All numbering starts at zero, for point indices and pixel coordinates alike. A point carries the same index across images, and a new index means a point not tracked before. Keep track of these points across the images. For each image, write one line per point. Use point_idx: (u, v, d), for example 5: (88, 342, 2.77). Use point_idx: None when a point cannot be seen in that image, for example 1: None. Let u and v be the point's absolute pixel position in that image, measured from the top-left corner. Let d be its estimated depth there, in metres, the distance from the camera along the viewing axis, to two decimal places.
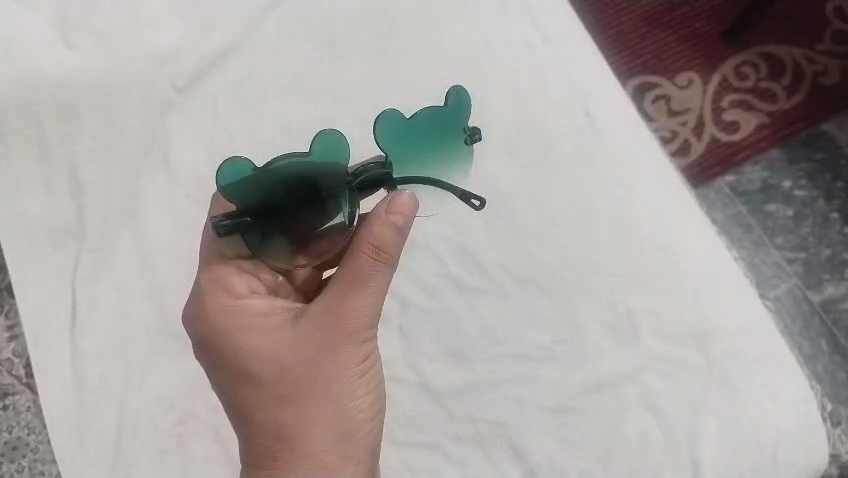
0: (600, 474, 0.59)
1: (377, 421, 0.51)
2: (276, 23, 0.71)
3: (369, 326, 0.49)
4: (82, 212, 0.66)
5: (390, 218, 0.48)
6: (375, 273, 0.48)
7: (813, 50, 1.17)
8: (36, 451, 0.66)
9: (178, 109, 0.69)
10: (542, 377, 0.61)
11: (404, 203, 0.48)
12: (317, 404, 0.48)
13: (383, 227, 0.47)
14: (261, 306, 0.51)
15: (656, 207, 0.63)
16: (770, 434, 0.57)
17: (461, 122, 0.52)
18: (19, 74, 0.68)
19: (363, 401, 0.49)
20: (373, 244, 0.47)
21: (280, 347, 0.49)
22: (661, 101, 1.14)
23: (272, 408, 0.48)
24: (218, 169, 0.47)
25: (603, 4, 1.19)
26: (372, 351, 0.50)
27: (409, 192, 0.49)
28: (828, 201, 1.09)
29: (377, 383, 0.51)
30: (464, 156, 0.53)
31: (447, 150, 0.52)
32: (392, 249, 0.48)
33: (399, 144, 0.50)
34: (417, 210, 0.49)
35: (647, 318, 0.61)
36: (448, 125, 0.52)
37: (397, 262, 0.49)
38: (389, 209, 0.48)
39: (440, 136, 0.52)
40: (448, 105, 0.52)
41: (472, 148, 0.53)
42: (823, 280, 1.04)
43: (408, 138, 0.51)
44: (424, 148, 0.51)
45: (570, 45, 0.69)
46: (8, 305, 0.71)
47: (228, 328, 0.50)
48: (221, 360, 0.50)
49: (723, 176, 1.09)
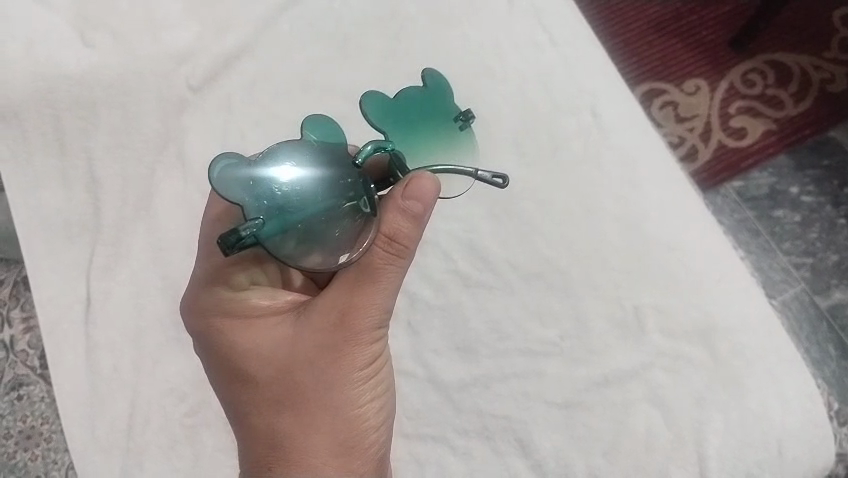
0: (606, 469, 0.58)
1: (382, 430, 0.51)
2: (289, 23, 0.72)
3: (376, 328, 0.49)
4: (97, 206, 0.66)
5: (406, 205, 0.47)
6: (386, 268, 0.48)
7: (820, 57, 1.17)
8: (49, 440, 0.66)
9: (192, 107, 0.70)
10: (548, 372, 0.61)
11: (425, 187, 0.47)
12: (318, 410, 0.48)
13: (398, 215, 0.47)
14: (262, 300, 0.52)
15: (662, 205, 0.63)
16: (776, 431, 0.57)
17: (444, 96, 0.57)
18: (40, 69, 0.68)
19: (367, 408, 0.49)
20: (386, 236, 0.47)
21: (281, 346, 0.49)
22: (669, 107, 1.14)
23: (272, 412, 0.48)
24: (210, 169, 0.44)
25: (612, 11, 1.19)
26: (378, 356, 0.50)
27: (431, 174, 0.48)
28: (836, 207, 1.09)
29: (382, 389, 0.51)
30: (459, 128, 0.56)
31: (442, 121, 0.56)
32: (405, 240, 0.47)
33: (394, 113, 0.54)
34: (438, 196, 0.48)
35: (655, 316, 0.61)
36: (439, 108, 0.56)
37: (409, 256, 0.48)
38: (405, 193, 0.47)
39: (432, 118, 0.55)
40: (427, 84, 0.57)
41: (467, 124, 0.56)
42: (831, 285, 1.03)
43: (401, 108, 0.55)
44: (420, 117, 0.55)
45: (579, 46, 0.69)
46: (23, 298, 0.72)
47: (230, 323, 0.51)
48: (221, 358, 0.51)
49: (730, 181, 1.09)
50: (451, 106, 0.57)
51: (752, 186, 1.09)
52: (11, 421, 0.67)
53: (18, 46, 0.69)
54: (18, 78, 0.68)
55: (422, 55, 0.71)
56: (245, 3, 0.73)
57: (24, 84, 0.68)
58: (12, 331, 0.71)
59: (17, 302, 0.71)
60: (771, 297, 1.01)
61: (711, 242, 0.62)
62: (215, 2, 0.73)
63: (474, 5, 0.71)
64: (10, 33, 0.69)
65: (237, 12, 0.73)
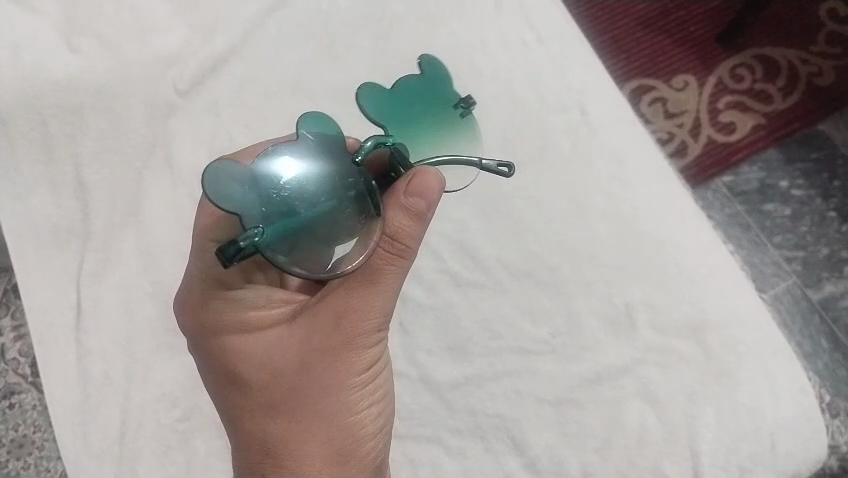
0: (601, 465, 0.59)
1: (379, 436, 0.51)
2: (278, 25, 0.72)
3: (374, 331, 0.49)
4: (86, 212, 0.66)
5: (409, 203, 0.46)
6: (386, 269, 0.47)
7: (807, 51, 1.17)
8: (41, 448, 0.66)
9: (180, 111, 0.69)
10: (541, 370, 0.61)
11: (430, 183, 0.46)
12: (315, 415, 0.48)
13: (401, 214, 0.46)
14: (257, 300, 0.52)
15: (651, 202, 0.63)
16: (768, 424, 0.58)
17: (443, 83, 0.57)
18: (27, 75, 0.68)
19: (364, 413, 0.49)
20: (389, 235, 0.46)
21: (277, 349, 0.48)
22: (658, 103, 1.14)
23: (267, 417, 0.48)
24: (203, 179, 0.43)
25: (600, 9, 1.19)
26: (376, 360, 0.50)
27: (435, 171, 0.48)
28: (825, 200, 1.10)
29: (380, 394, 0.51)
30: (461, 115, 0.57)
31: (442, 109, 0.56)
32: (407, 240, 0.47)
33: (396, 109, 0.55)
34: (441, 193, 0.47)
35: (647, 311, 0.61)
36: (438, 96, 0.57)
37: (411, 256, 0.48)
38: (408, 191, 0.46)
39: (432, 107, 0.56)
40: (424, 72, 0.57)
41: (469, 110, 0.57)
42: (822, 278, 1.04)
43: (403, 104, 0.55)
44: (423, 107, 0.56)
45: (567, 44, 0.69)
46: (14, 306, 0.71)
47: (224, 324, 0.51)
48: (216, 360, 0.51)
49: (720, 176, 1.10)
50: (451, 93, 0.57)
51: (741, 181, 1.09)
52: (4, 430, 0.67)
53: (4, 53, 0.68)
54: (4, 85, 0.67)
55: (410, 55, 0.71)
56: (232, 5, 0.73)
57: (10, 90, 0.67)
58: (2, 340, 0.70)
59: (7, 310, 0.71)
60: (763, 291, 1.02)
61: (701, 237, 0.62)
62: (202, 4, 0.73)
63: (462, 4, 0.71)
64: None
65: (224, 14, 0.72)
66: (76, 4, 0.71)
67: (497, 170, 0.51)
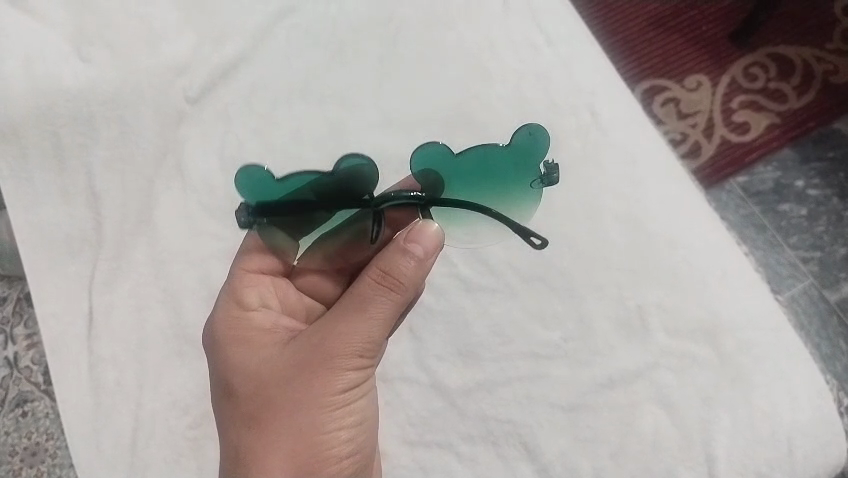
0: (613, 470, 0.58)
1: (346, 463, 0.49)
2: (286, 32, 0.73)
3: (357, 357, 0.47)
4: (98, 220, 0.67)
5: (408, 246, 0.47)
6: (375, 299, 0.47)
7: (822, 49, 1.16)
8: (54, 456, 0.66)
9: (190, 119, 0.70)
10: (552, 375, 0.61)
11: (429, 234, 0.47)
12: (285, 429, 0.47)
13: (399, 254, 0.47)
14: (262, 320, 0.52)
15: (666, 201, 0.63)
16: (784, 429, 0.57)
17: (530, 158, 0.51)
18: (38, 85, 0.69)
19: (335, 435, 0.48)
20: (381, 269, 0.47)
21: (264, 365, 0.49)
22: (671, 104, 1.13)
23: (244, 427, 0.48)
24: (237, 181, 0.48)
25: (610, 9, 1.19)
26: (357, 386, 0.48)
27: (437, 225, 0.49)
28: (842, 200, 1.08)
29: (355, 421, 0.49)
30: (528, 189, 0.52)
31: (509, 182, 0.52)
32: (401, 277, 0.47)
33: (456, 172, 0.51)
34: (441, 243, 0.48)
35: (659, 314, 0.61)
36: (512, 165, 0.51)
37: (404, 294, 0.47)
38: (409, 237, 0.47)
39: (491, 180, 0.51)
40: (514, 142, 0.50)
41: (541, 186, 0.52)
42: (840, 279, 1.02)
43: (469, 171, 0.51)
44: (489, 178, 0.51)
45: (576, 46, 0.69)
46: (26, 314, 0.72)
47: (226, 337, 0.52)
48: (215, 370, 0.52)
49: (735, 176, 1.08)
50: (537, 166, 0.51)
51: (755, 180, 1.08)
52: (17, 438, 0.67)
53: (16, 64, 0.70)
54: (17, 96, 0.68)
55: (418, 58, 0.71)
56: (240, 11, 0.73)
57: (23, 101, 0.68)
58: (16, 348, 0.71)
59: (20, 318, 0.72)
60: (779, 292, 1.00)
61: (715, 237, 0.62)
62: (211, 11, 0.74)
63: (470, 7, 0.71)
64: (10, 52, 0.70)
65: (232, 21, 0.73)
66: (86, 14, 0.72)
67: (528, 239, 0.53)
